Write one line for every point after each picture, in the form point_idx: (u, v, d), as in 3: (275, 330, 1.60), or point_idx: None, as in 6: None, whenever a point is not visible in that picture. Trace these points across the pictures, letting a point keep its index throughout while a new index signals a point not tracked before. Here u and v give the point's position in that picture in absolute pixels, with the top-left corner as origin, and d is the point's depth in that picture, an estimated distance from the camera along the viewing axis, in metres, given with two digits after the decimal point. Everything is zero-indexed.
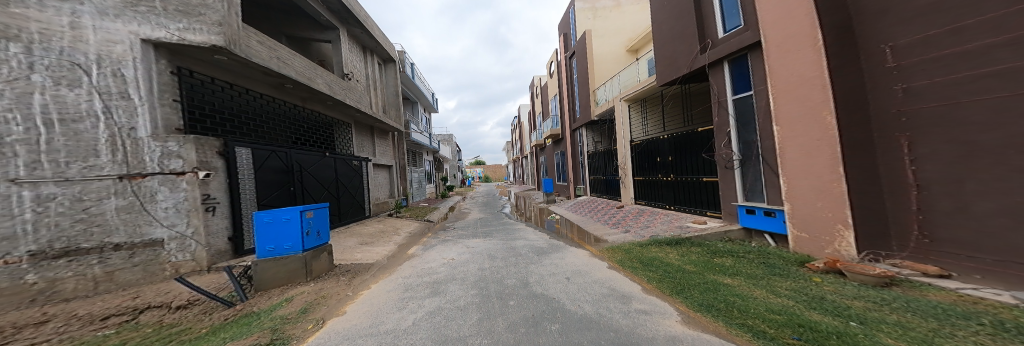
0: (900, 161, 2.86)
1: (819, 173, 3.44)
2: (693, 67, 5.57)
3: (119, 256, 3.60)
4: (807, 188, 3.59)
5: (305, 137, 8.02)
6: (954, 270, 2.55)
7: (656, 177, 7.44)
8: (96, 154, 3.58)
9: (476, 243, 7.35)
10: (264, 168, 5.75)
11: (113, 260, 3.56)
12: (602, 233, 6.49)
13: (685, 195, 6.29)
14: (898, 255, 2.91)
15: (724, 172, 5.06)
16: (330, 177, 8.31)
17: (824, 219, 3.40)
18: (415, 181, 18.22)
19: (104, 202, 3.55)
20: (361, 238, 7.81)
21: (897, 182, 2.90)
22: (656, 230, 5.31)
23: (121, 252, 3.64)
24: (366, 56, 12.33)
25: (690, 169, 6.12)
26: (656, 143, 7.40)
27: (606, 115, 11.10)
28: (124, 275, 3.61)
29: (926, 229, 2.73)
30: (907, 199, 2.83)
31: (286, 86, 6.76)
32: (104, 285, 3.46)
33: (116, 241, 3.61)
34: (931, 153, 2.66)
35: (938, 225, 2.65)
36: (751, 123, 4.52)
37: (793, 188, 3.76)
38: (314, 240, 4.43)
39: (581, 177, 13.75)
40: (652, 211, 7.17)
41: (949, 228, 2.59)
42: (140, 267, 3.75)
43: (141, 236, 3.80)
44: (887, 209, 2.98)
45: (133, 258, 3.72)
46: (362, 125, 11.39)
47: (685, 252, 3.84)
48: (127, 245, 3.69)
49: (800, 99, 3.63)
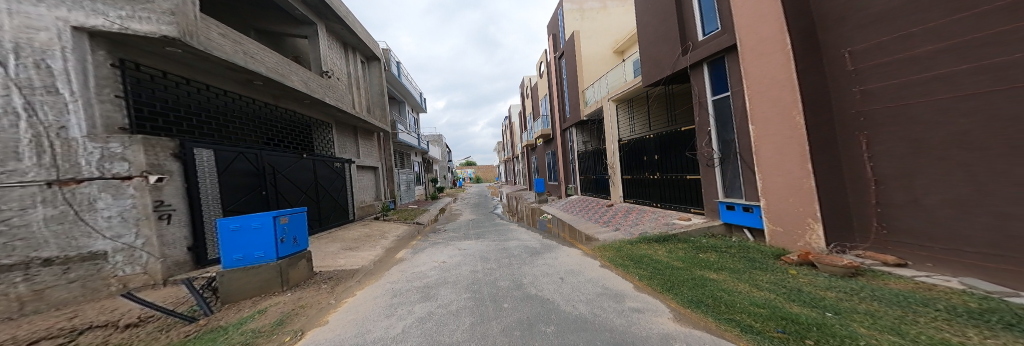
0: (860, 158, 3.12)
1: (790, 169, 3.69)
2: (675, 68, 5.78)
3: (50, 273, 3.21)
4: (780, 183, 3.84)
5: (280, 138, 7.56)
6: (910, 259, 2.81)
7: (643, 176, 7.68)
8: (17, 157, 3.16)
9: (469, 245, 7.25)
10: (230, 171, 5.42)
11: (42, 277, 3.17)
12: (593, 231, 6.70)
13: (670, 193, 6.54)
14: (860, 247, 3.20)
15: (705, 170, 5.30)
16: (309, 181, 7.87)
17: (797, 214, 3.65)
18: (402, 182, 17.79)
19: (29, 212, 3.15)
20: (345, 243, 7.48)
21: (858, 177, 3.16)
22: (644, 228, 5.51)
23: (53, 267, 3.24)
24: (349, 53, 11.80)
25: (675, 168, 6.37)
26: (643, 143, 7.63)
27: (594, 114, 11.30)
28: (56, 293, 3.23)
29: (884, 221, 2.99)
30: (867, 193, 3.09)
31: (255, 83, 6.34)
32: (32, 305, 3.08)
33: (46, 256, 3.21)
34: (886, 150, 2.91)
35: (895, 217, 2.91)
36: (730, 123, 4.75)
37: (768, 184, 4.01)
38: (290, 247, 4.17)
39: (572, 176, 13.96)
40: (641, 209, 7.40)
41: (904, 220, 2.84)
42: (78, 283, 3.38)
43: (78, 249, 3.42)
44: (850, 202, 3.25)
45: (69, 274, 3.33)
46: (344, 125, 10.89)
47: (672, 249, 4.09)
48: (61, 259, 3.30)
49: (773, 100, 3.86)
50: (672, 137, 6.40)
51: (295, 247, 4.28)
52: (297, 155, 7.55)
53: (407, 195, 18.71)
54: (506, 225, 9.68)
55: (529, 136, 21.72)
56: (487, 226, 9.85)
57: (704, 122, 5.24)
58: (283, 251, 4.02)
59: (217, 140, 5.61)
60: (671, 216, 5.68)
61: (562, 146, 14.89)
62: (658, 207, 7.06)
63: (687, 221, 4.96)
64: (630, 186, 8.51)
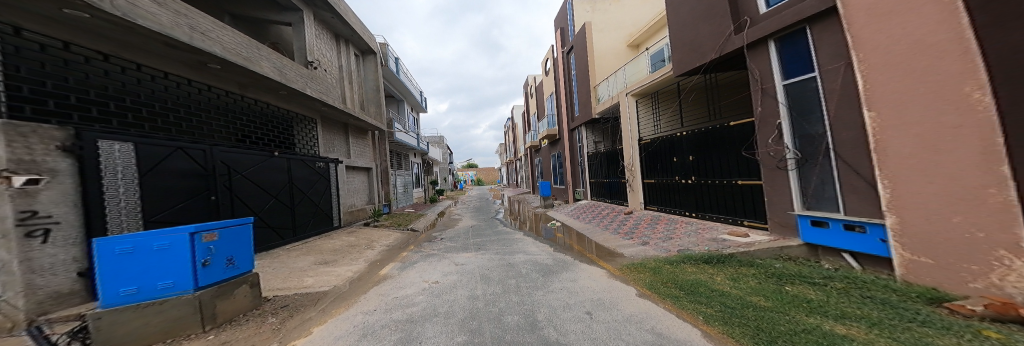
0: None
1: (959, 179, 2.26)
2: (727, 50, 4.79)
3: None
4: (936, 200, 2.40)
5: (245, 133, 6.32)
6: None
7: (673, 181, 6.70)
8: None
9: (468, 259, 6.16)
10: (154, 172, 4.17)
11: None
12: (614, 244, 5.67)
13: (715, 201, 5.55)
14: None
15: (773, 173, 4.15)
16: (280, 182, 6.73)
17: (974, 245, 2.20)
18: (398, 185, 16.78)
19: None
20: (320, 256, 6.36)
21: None
22: (684, 243, 4.48)
23: None
24: (341, 45, 10.82)
25: (722, 171, 5.36)
26: (673, 142, 6.64)
27: (605, 112, 10.37)
28: None
29: None
30: None
31: (210, 66, 4.96)
32: None
33: None
34: None
35: None
36: (816, 112, 3.56)
37: (910, 199, 2.58)
38: (222, 272, 3.15)
39: (580, 180, 13.02)
40: (666, 220, 6.34)
41: None
42: None
43: None
44: None
45: None
46: (332, 121, 9.82)
47: (736, 277, 3.08)
48: None
49: (918, 75, 2.47)
50: (718, 134, 5.38)
51: (229, 272, 3.25)
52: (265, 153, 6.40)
53: (404, 198, 17.68)
54: (511, 233, 8.63)
55: (532, 137, 20.73)
56: (489, 234, 8.81)
57: (766, 112, 4.21)
58: (210, 278, 3.01)
59: (155, 136, 4.30)
60: (717, 230, 4.60)
61: (568, 148, 13.94)
62: (695, 217, 6.09)
63: (744, 237, 3.89)
64: (654, 191, 7.53)
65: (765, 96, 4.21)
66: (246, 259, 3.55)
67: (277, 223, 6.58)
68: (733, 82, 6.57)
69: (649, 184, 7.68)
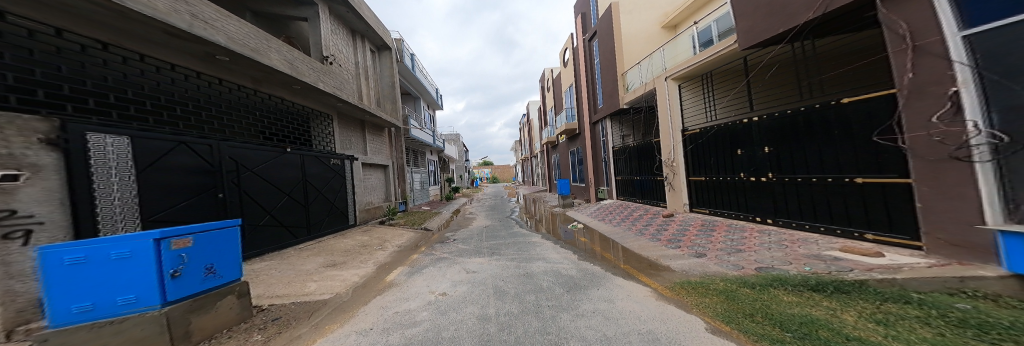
0: None
1: None
2: (836, 5, 3.55)
3: None
4: None
5: (259, 129, 6.20)
6: None
7: (737, 178, 5.53)
8: None
9: (479, 265, 5.47)
10: (156, 168, 4.00)
11: None
12: (656, 253, 4.64)
13: (805, 204, 4.38)
14: None
15: (934, 167, 2.87)
16: (293, 179, 6.55)
17: None
18: (416, 183, 16.69)
19: None
20: (330, 258, 6.05)
21: None
22: (761, 258, 3.36)
23: None
24: (356, 42, 10.73)
25: (818, 165, 4.16)
26: (737, 131, 5.44)
27: (638, 101, 9.18)
28: None
29: None
30: None
31: (218, 58, 4.83)
32: None
33: None
34: None
35: None
36: None
37: None
38: (200, 282, 2.44)
39: (603, 178, 11.88)
40: (723, 227, 5.08)
41: None
42: None
43: None
44: None
45: None
46: (347, 117, 9.67)
47: (881, 319, 1.95)
48: None
49: None
50: (813, 117, 4.17)
51: (207, 282, 2.53)
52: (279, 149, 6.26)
53: (421, 196, 17.55)
54: (528, 235, 7.80)
55: (550, 133, 19.75)
56: (504, 236, 8.05)
57: (922, 79, 2.89)
58: (182, 292, 2.26)
59: (158, 130, 4.18)
60: (815, 243, 3.39)
61: (589, 142, 12.75)
62: (771, 223, 4.95)
63: (875, 257, 2.68)
64: (703, 190, 6.38)
65: (918, 55, 2.90)
66: (230, 265, 2.89)
67: (291, 221, 6.39)
68: (840, 51, 4.96)
69: (698, 183, 6.50)
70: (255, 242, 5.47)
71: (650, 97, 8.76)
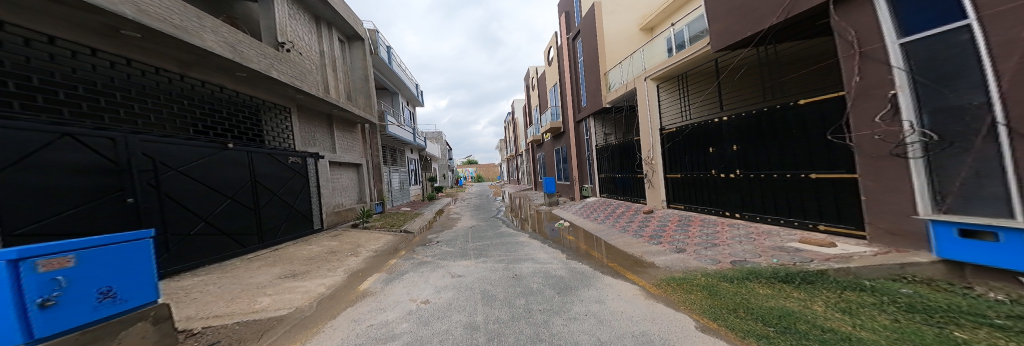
0: None
1: None
2: (799, 11, 3.91)
3: None
4: None
5: (193, 121, 5.32)
6: None
7: (708, 175, 5.95)
8: None
9: (465, 269, 5.39)
10: (24, 168, 3.14)
11: None
12: (641, 250, 4.94)
13: (767, 199, 4.81)
14: None
15: (877, 163, 3.24)
16: (238, 180, 5.71)
17: None
18: (393, 182, 15.88)
19: None
20: (288, 267, 5.44)
21: None
22: (736, 252, 3.64)
23: None
24: (322, 30, 9.78)
25: (780, 163, 4.57)
26: (708, 130, 5.85)
27: (620, 101, 9.58)
28: None
29: None
30: None
31: (122, 32, 3.93)
32: None
33: None
34: None
35: None
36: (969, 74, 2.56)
37: None
38: (90, 311, 1.93)
39: (587, 175, 12.27)
40: (697, 222, 5.49)
41: None
42: None
43: None
44: None
45: None
46: (312, 111, 8.78)
47: (845, 308, 2.15)
48: None
49: None
50: (776, 118, 4.57)
51: (105, 308, 2.03)
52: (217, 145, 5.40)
53: (399, 196, 16.75)
54: (515, 235, 7.77)
55: (534, 131, 19.90)
56: (490, 236, 7.92)
57: (868, 83, 3.25)
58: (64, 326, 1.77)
59: (31, 119, 3.30)
60: (778, 235, 3.75)
61: (574, 140, 13.07)
62: (738, 217, 5.37)
63: (829, 247, 2.99)
64: (679, 187, 6.84)
65: (865, 61, 3.26)
66: (142, 287, 2.38)
67: (235, 228, 5.60)
68: (802, 56, 5.31)
69: (674, 179, 6.97)
70: (186, 254, 4.72)
71: (631, 97, 9.15)
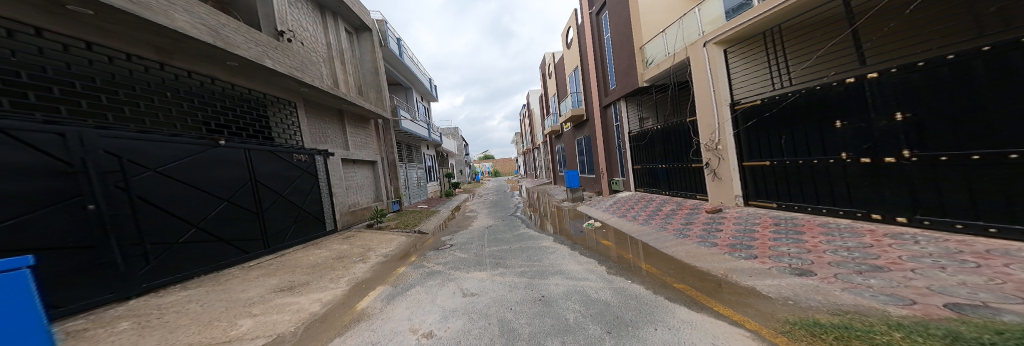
0: None
1: None
2: None
3: None
4: None
5: (182, 114, 4.81)
6: None
7: (831, 161, 4.10)
8: None
9: (479, 285, 4.28)
10: None
11: None
12: (724, 268, 3.46)
13: (976, 197, 2.82)
14: None
15: None
16: (235, 179, 5.15)
17: None
18: (409, 179, 15.41)
19: None
20: (287, 277, 4.68)
21: None
22: (935, 279, 2.14)
23: None
24: (325, 19, 9.33)
25: (1000, 132, 2.70)
26: (834, 95, 3.96)
27: (662, 77, 7.94)
28: None
29: None
30: None
31: (70, 9, 3.22)
32: None
33: None
34: None
35: None
36: None
37: None
38: None
39: (618, 167, 10.66)
40: (810, 223, 3.81)
41: None
42: None
43: None
44: None
45: None
46: (320, 107, 8.42)
47: None
48: None
49: None
50: (986, 64, 2.74)
51: None
52: (207, 142, 4.83)
53: (416, 193, 16.21)
54: (538, 238, 6.53)
55: (553, 121, 18.40)
56: (507, 239, 6.77)
57: None
58: None
59: None
60: (1014, 255, 2.16)
61: (599, 128, 11.45)
62: (904, 223, 3.41)
63: None
64: (766, 179, 5.12)
65: None
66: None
67: (233, 235, 4.98)
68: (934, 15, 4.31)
69: (762, 168, 5.16)
70: (174, 265, 4.10)
71: (677, 72, 7.53)
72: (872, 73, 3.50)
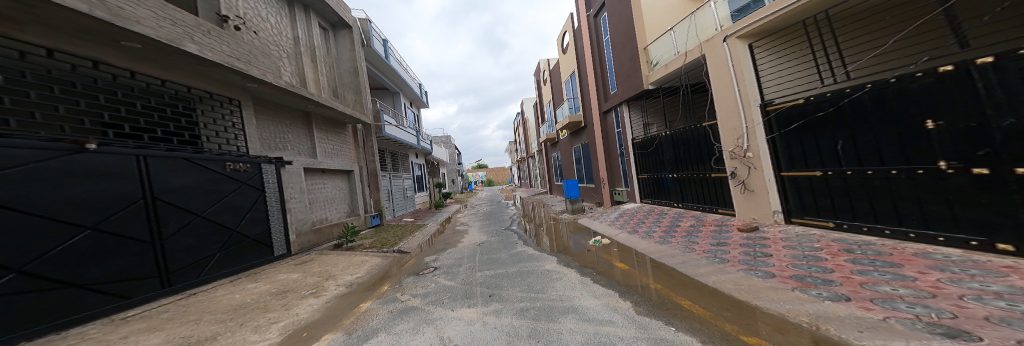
0: None
1: None
2: None
3: None
4: None
5: (28, 106, 3.40)
6: None
7: (920, 172, 3.31)
8: None
9: (465, 332, 3.05)
10: None
11: None
12: (804, 311, 2.59)
13: None
14: None
15: None
16: (118, 196, 3.89)
17: None
18: (394, 189, 13.98)
19: None
20: (181, 331, 3.28)
21: None
22: None
23: None
24: (294, 11, 8.05)
25: None
26: (920, 90, 3.27)
27: (667, 79, 7.36)
28: None
29: None
30: None
31: None
32: None
33: None
34: None
35: None
36: None
37: None
38: None
39: (621, 177, 9.97)
40: (900, 253, 3.01)
41: None
42: None
43: None
44: None
45: None
46: (279, 107, 7.12)
47: None
48: None
49: None
50: None
51: None
52: (66, 146, 3.43)
53: (402, 205, 14.82)
54: (539, 260, 5.44)
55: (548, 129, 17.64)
56: (504, 260, 5.62)
57: None
58: None
59: None
60: None
61: (598, 135, 10.74)
62: None
63: None
64: (825, 195, 4.36)
65: None
66: None
67: (100, 274, 3.59)
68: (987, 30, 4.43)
69: (808, 179, 4.55)
70: None
71: (683, 74, 6.96)
72: (986, 56, 2.73)
